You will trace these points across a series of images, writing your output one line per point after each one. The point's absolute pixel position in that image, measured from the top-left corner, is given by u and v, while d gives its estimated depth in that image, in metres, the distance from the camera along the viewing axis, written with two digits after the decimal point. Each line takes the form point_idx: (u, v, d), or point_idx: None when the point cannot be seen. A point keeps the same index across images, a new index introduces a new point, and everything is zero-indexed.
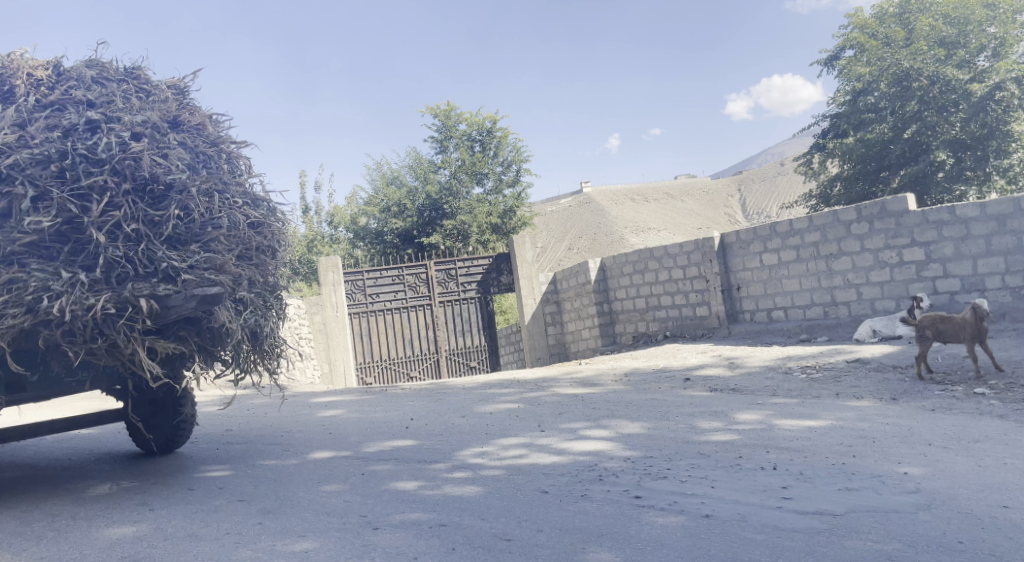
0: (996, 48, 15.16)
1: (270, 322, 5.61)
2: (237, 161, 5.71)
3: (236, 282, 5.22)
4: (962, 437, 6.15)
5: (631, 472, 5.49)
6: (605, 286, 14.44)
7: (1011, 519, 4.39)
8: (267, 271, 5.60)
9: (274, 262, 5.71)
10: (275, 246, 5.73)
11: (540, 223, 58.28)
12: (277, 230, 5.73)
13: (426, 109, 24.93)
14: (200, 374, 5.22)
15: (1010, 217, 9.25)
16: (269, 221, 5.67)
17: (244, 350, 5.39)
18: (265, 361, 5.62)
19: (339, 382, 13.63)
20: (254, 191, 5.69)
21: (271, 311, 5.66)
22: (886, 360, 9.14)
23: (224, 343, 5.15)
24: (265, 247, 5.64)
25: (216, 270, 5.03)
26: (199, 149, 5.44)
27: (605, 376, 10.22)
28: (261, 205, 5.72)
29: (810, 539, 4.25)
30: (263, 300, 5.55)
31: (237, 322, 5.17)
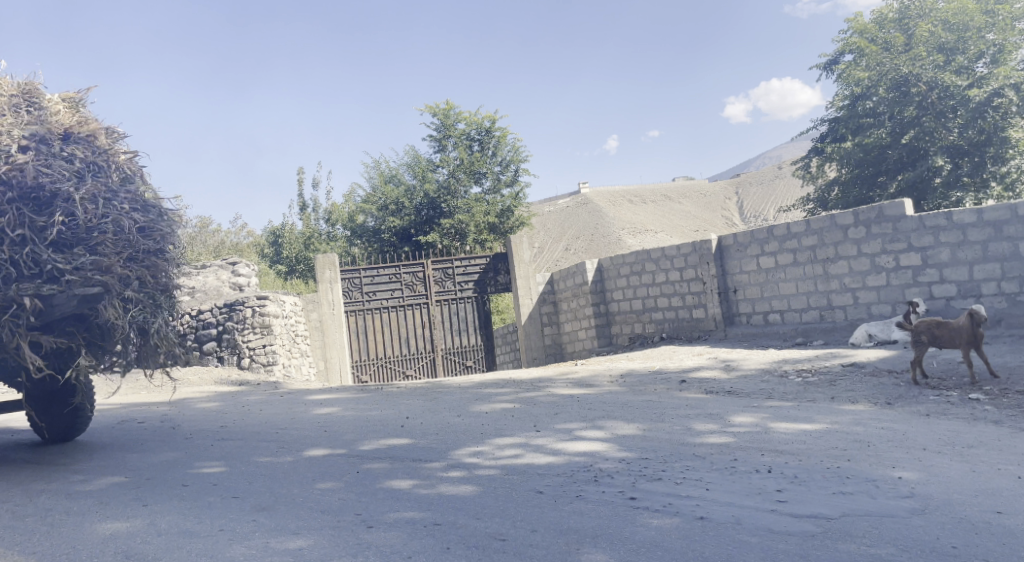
0: (995, 55, 15.17)
1: (164, 320, 5.88)
2: (129, 169, 6.06)
3: (122, 282, 5.61)
4: (957, 442, 6.16)
5: (626, 473, 5.50)
6: (602, 287, 14.42)
7: (1004, 525, 4.41)
8: (160, 272, 5.93)
9: (166, 263, 6.02)
10: (167, 248, 6.08)
11: (538, 223, 58.35)
12: (169, 234, 6.07)
13: (425, 108, 24.91)
14: (89, 367, 5.68)
15: (1006, 223, 9.27)
16: (159, 225, 6.01)
17: (134, 347, 5.77)
18: (158, 355, 5.89)
19: (335, 380, 13.80)
20: (143, 197, 6.06)
21: (163, 310, 5.91)
22: (882, 364, 9.16)
23: (113, 338, 5.64)
24: (156, 249, 5.98)
25: (101, 271, 5.46)
26: (88, 158, 5.76)
27: (600, 377, 10.24)
28: (152, 210, 6.07)
29: (804, 542, 4.26)
30: (156, 299, 5.86)
31: (124, 319, 5.56)
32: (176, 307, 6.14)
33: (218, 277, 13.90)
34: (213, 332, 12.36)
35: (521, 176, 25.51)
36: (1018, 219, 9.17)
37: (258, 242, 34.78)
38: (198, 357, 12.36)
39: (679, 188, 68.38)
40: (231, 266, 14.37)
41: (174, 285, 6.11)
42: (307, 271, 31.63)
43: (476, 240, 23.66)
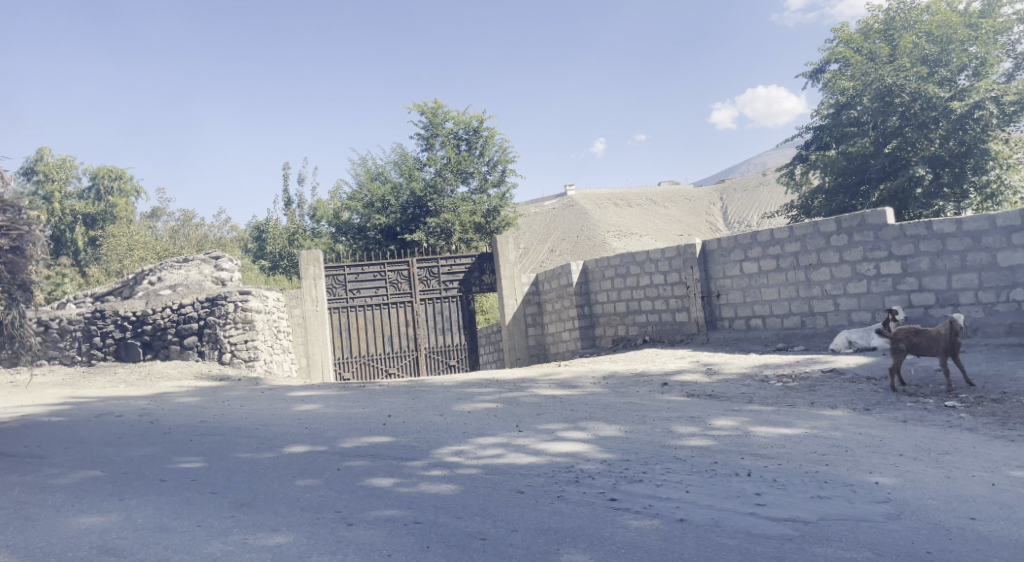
0: (977, 67, 15.36)
1: (16, 311, 7.29)
2: None
3: None
4: (933, 449, 6.25)
5: (607, 474, 5.54)
6: (587, 289, 14.48)
7: (977, 531, 4.48)
8: (17, 269, 7.15)
9: (24, 260, 7.19)
10: (24, 246, 7.16)
11: (524, 224, 58.47)
12: (25, 234, 7.12)
13: (413, 106, 24.89)
14: None
15: (985, 234, 9.38)
16: (14, 227, 7.02)
17: None
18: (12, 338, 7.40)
19: (317, 377, 13.72)
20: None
21: (17, 301, 7.30)
22: (861, 371, 9.26)
23: None
24: (13, 247, 7.08)
25: None
26: None
27: (583, 378, 10.28)
28: (9, 211, 7.04)
29: (782, 545, 4.32)
30: (9, 294, 7.19)
31: None
32: (31, 294, 7.46)
33: (201, 270, 13.83)
34: (194, 326, 12.08)
35: (508, 177, 25.55)
36: (996, 229, 9.29)
37: (241, 236, 34.61)
38: (178, 350, 12.07)
39: (665, 192, 68.71)
40: (214, 260, 14.29)
41: (29, 276, 7.35)
42: (290, 267, 31.50)
43: (462, 239, 23.62)
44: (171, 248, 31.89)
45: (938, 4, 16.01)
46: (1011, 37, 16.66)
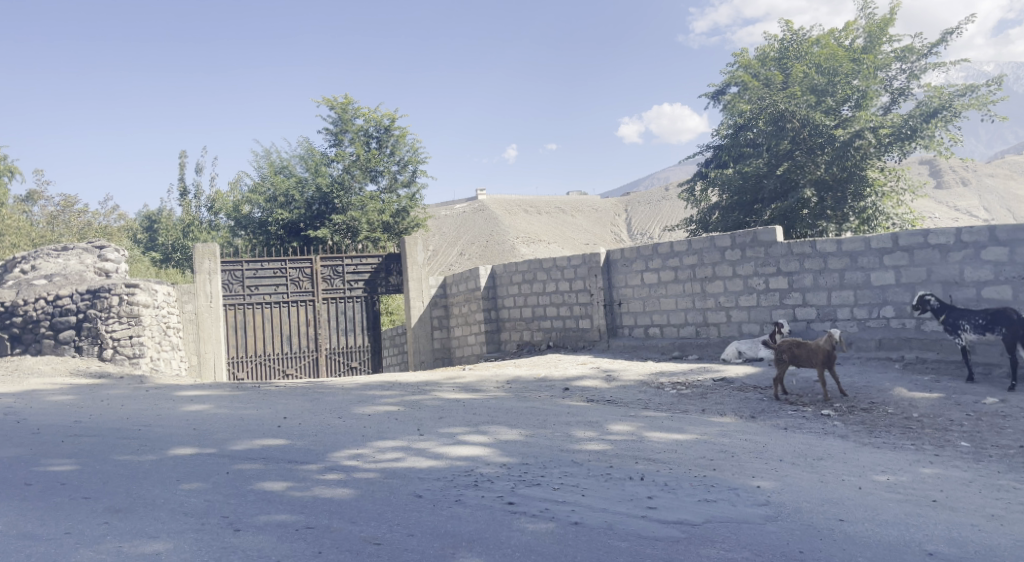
0: (858, 100, 16.24)
1: None
2: None
3: None
4: (809, 454, 6.71)
5: (505, 478, 5.66)
6: (494, 293, 14.65)
7: (845, 531, 4.84)
8: None
9: None
10: None
11: (433, 226, 58.34)
12: None
13: (322, 100, 24.52)
14: None
15: (861, 254, 10.06)
16: None
17: None
18: None
19: (208, 376, 13.18)
20: None
21: None
22: (748, 380, 9.78)
23: None
24: None
25: None
26: None
27: (486, 382, 10.39)
28: None
29: (669, 547, 4.55)
30: None
31: None
32: None
33: (82, 261, 13.14)
34: (72, 319, 11.49)
35: (417, 177, 25.46)
36: (870, 250, 9.98)
37: (129, 225, 32.83)
38: (51, 345, 11.44)
39: (572, 201, 69.97)
40: (98, 250, 13.62)
41: None
42: (183, 260, 30.38)
43: (369, 237, 23.31)
44: (49, 236, 30.17)
45: (827, 38, 16.99)
46: (890, 73, 17.92)
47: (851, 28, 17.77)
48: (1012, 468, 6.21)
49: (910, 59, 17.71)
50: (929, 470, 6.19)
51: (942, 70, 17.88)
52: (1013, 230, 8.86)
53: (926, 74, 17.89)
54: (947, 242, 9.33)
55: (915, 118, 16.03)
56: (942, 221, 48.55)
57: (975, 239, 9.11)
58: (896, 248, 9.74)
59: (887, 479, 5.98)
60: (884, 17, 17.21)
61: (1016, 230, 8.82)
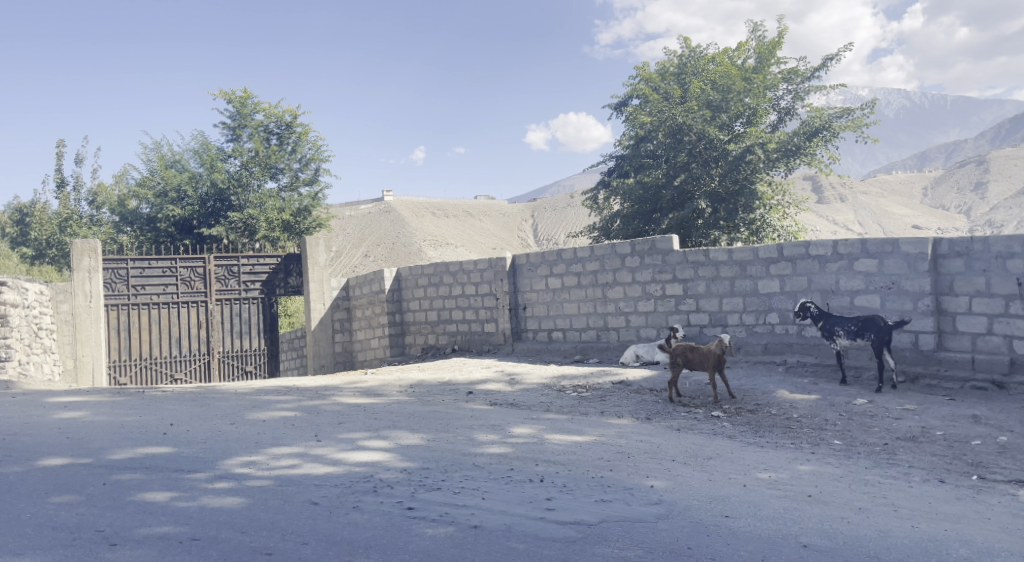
0: (749, 116, 17.07)
1: None
2: None
3: None
4: (700, 454, 7.01)
5: (405, 483, 5.66)
6: (399, 296, 14.56)
7: (729, 527, 5.10)
8: None
9: None
10: None
11: (337, 226, 57.29)
12: None
13: (219, 93, 23.64)
14: None
15: (749, 263, 10.59)
16: None
17: None
18: None
19: (84, 380, 12.48)
20: None
21: None
22: (645, 383, 10.12)
23: None
24: None
25: None
26: None
27: (388, 386, 10.32)
28: None
29: (566, 547, 4.68)
30: None
31: None
32: None
33: None
34: None
35: (320, 176, 24.98)
36: (758, 260, 10.51)
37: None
38: None
39: (478, 204, 70.20)
40: None
41: None
42: (58, 256, 28.74)
43: (267, 237, 22.68)
44: None
45: (721, 57, 17.76)
46: (777, 93, 18.92)
47: (743, 49, 18.65)
48: (879, 463, 6.69)
49: (795, 81, 18.74)
50: (806, 467, 6.59)
51: (823, 93, 19.03)
52: (882, 243, 9.53)
53: (809, 96, 19.00)
54: (825, 253, 9.95)
55: (799, 136, 17.01)
56: (822, 234, 51.62)
57: (849, 251, 9.75)
58: (781, 258, 10.31)
59: (769, 476, 6.33)
60: (772, 40, 18.15)
61: (885, 243, 9.49)
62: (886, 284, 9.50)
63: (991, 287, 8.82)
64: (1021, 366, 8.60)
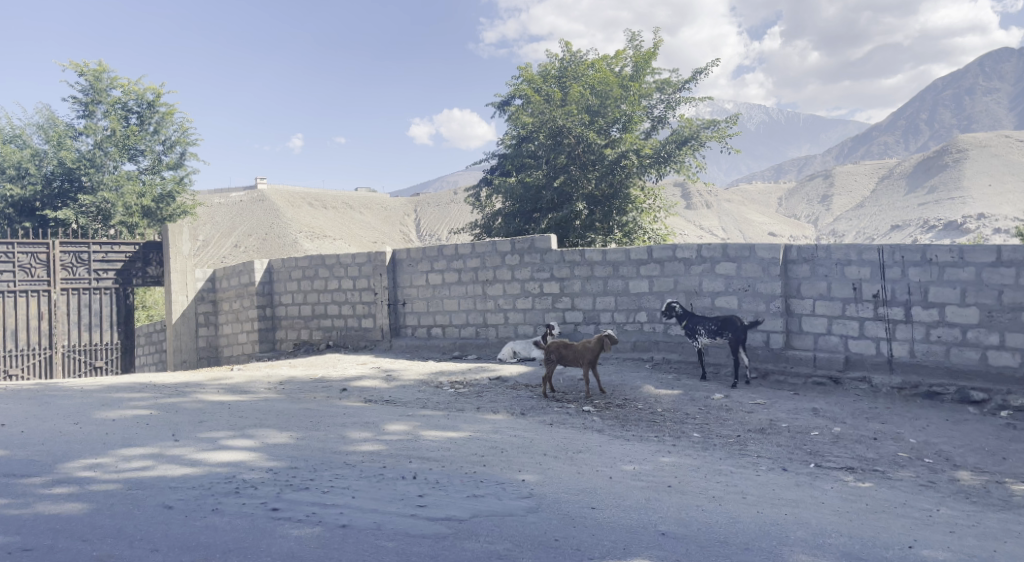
0: (625, 123, 17.55)
1: None
2: None
3: None
4: (570, 447, 7.19)
5: (271, 483, 5.48)
6: (270, 289, 14.06)
7: (595, 518, 5.26)
8: None
9: None
10: None
11: (205, 215, 54.62)
12: None
13: (69, 65, 21.91)
14: None
15: (621, 264, 10.95)
16: None
17: None
18: None
19: None
20: None
21: None
22: (521, 379, 10.26)
23: None
24: None
25: None
26: None
27: (255, 383, 9.93)
28: None
29: (435, 543, 4.69)
30: None
31: None
32: None
33: None
34: None
35: (186, 160, 23.75)
36: (629, 261, 10.89)
37: None
38: None
39: (357, 196, 68.85)
40: None
41: None
42: None
43: (124, 223, 21.31)
44: None
45: (600, 63, 18.26)
46: (651, 102, 19.59)
47: (621, 57, 19.25)
48: (732, 454, 7.10)
49: (668, 91, 19.53)
50: (667, 459, 6.89)
51: (693, 104, 19.92)
52: (740, 248, 10.10)
53: (679, 106, 19.81)
54: (691, 256, 10.44)
55: (670, 144, 17.72)
56: (688, 237, 54.20)
57: (712, 255, 10.28)
58: (650, 260, 10.73)
59: (633, 468, 6.57)
60: (648, 50, 18.83)
61: (743, 248, 10.06)
62: (743, 287, 10.08)
63: (831, 290, 9.55)
64: (854, 363, 9.36)
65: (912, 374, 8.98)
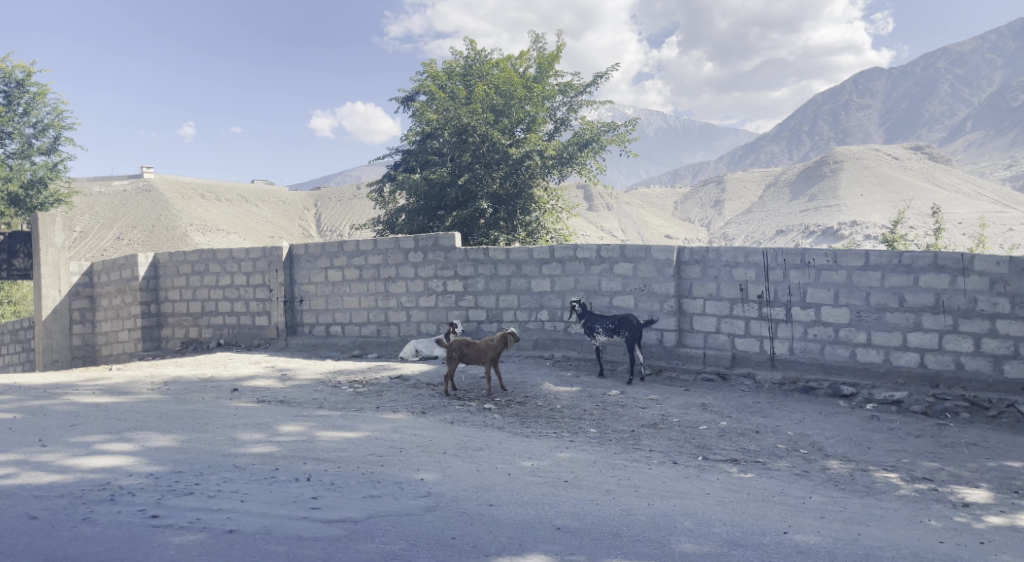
0: (529, 123, 17.74)
1: None
2: None
3: None
4: (470, 445, 7.15)
5: (151, 489, 5.18)
6: (156, 285, 13.34)
7: (493, 515, 5.24)
8: None
9: None
10: None
11: (84, 205, 51.43)
12: None
13: None
14: None
15: (524, 263, 11.00)
16: None
17: None
18: None
19: None
20: None
21: None
22: (422, 378, 10.15)
23: None
24: None
25: None
26: None
27: (136, 384, 9.40)
28: None
29: (326, 545, 4.56)
30: None
31: None
32: None
33: None
34: None
35: (61, 145, 22.30)
36: (532, 260, 10.96)
37: None
38: None
39: (254, 189, 66.52)
40: None
41: None
42: None
43: None
44: None
45: (504, 63, 18.33)
46: (554, 104, 19.84)
47: (525, 58, 19.37)
48: (626, 449, 7.26)
49: (570, 94, 19.83)
50: (565, 454, 6.96)
51: (594, 107, 20.28)
52: (638, 249, 10.34)
53: (581, 109, 20.15)
54: (590, 256, 10.61)
55: (572, 146, 18.00)
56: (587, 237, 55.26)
57: (611, 255, 10.47)
58: (552, 259, 10.83)
59: (532, 464, 6.60)
60: (551, 53, 19.06)
61: (639, 249, 10.30)
62: (639, 287, 10.32)
63: (721, 291, 9.91)
64: (741, 360, 9.76)
65: (793, 370, 9.45)
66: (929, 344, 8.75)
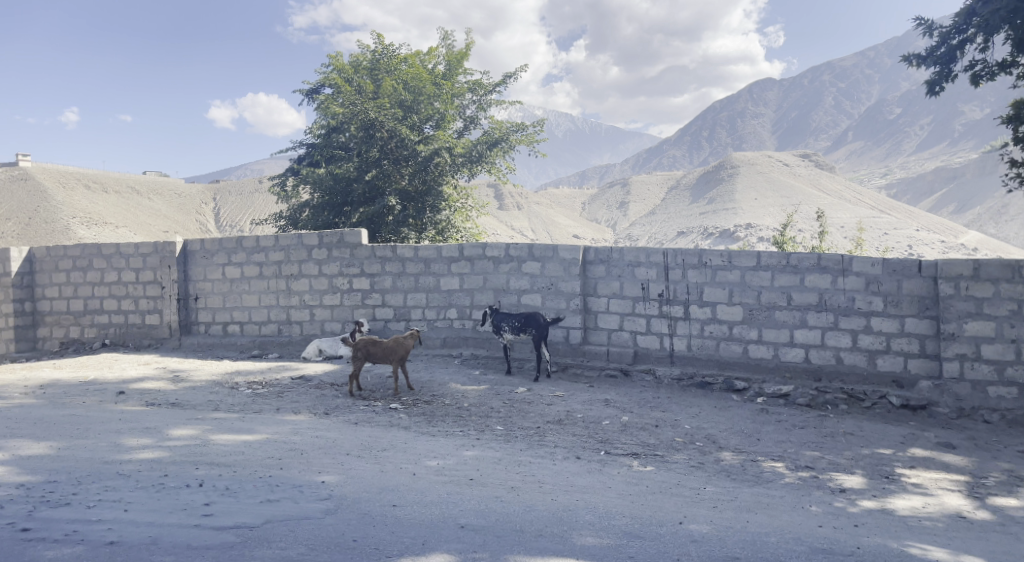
0: (438, 120, 17.60)
1: None
2: None
3: None
4: (374, 446, 7.01)
5: (21, 501, 4.82)
6: (31, 282, 12.46)
7: (396, 515, 5.14)
8: None
9: None
10: None
11: None
12: None
13: None
14: None
15: (433, 261, 10.90)
16: None
17: None
18: None
19: None
20: None
21: None
22: (326, 378, 9.90)
23: None
24: None
25: None
26: None
27: (9, 387, 8.75)
28: None
29: (220, 554, 4.37)
30: None
31: None
32: None
33: None
34: None
35: None
36: (441, 258, 10.87)
37: None
38: None
39: (146, 181, 63.33)
40: None
41: None
42: None
43: None
44: None
45: (413, 59, 18.11)
46: (463, 102, 19.76)
47: (434, 54, 19.21)
48: (531, 445, 7.28)
49: (479, 92, 19.80)
50: (471, 452, 6.93)
51: (504, 107, 20.33)
52: (545, 248, 10.42)
53: (491, 108, 20.16)
54: (499, 255, 10.62)
55: (482, 144, 17.98)
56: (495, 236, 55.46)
57: (519, 254, 10.50)
58: (461, 257, 10.77)
59: (437, 463, 6.53)
60: (460, 51, 18.97)
61: (547, 248, 10.38)
62: (546, 285, 10.41)
63: (623, 290, 10.10)
64: (642, 357, 9.99)
65: (691, 366, 9.74)
66: (814, 340, 9.20)
